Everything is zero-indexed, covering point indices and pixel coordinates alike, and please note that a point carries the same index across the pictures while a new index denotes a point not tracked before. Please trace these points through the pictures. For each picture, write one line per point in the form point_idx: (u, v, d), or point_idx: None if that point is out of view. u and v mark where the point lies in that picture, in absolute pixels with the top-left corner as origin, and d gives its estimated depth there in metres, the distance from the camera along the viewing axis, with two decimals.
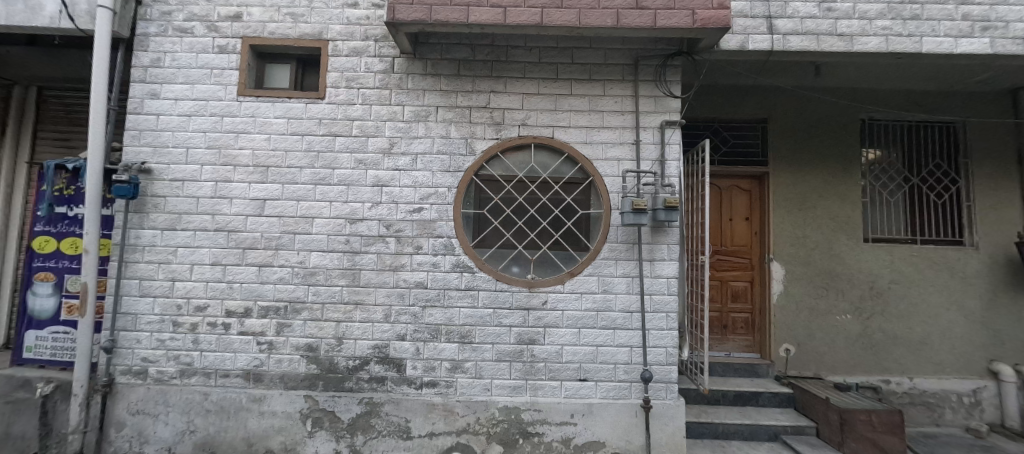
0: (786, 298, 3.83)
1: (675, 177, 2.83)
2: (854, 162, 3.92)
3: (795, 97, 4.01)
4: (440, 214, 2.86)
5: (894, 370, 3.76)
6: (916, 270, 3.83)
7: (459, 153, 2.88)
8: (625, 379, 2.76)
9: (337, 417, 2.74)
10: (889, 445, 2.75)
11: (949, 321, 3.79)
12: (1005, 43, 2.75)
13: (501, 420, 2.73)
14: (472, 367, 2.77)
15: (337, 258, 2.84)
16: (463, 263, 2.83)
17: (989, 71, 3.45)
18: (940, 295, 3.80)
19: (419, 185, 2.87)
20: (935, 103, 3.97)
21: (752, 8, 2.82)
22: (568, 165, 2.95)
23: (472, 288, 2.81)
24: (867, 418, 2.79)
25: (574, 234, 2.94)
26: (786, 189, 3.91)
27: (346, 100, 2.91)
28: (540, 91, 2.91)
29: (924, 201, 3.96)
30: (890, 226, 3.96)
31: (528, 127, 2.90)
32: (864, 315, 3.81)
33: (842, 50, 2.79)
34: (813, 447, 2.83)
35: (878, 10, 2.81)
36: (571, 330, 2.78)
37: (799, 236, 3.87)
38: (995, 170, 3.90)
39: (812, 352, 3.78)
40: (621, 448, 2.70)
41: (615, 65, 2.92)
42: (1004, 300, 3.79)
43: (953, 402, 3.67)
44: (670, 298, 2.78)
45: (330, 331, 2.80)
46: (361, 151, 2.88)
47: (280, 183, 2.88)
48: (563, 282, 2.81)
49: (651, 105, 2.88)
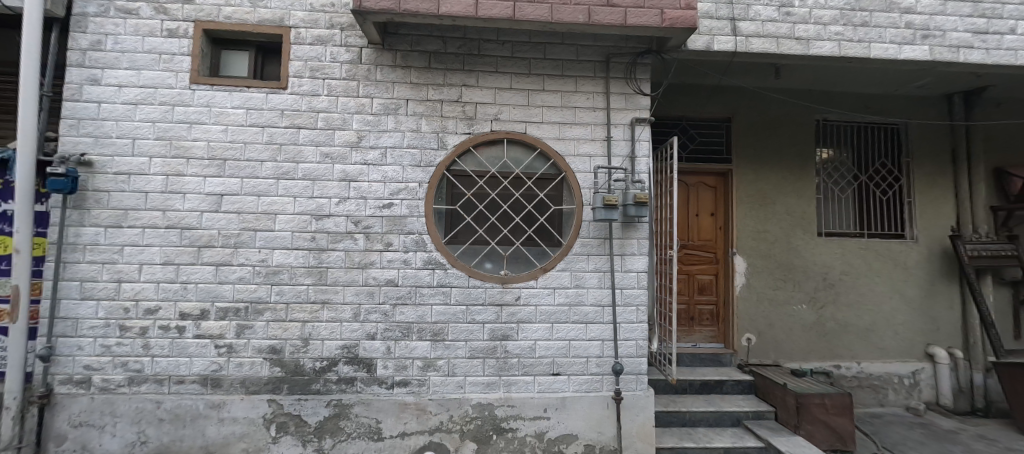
0: (748, 290, 4.00)
1: (644, 173, 2.89)
2: (809, 160, 4.14)
3: (758, 98, 4.18)
4: (411, 210, 2.80)
5: (845, 355, 4.01)
6: (864, 262, 4.09)
7: (430, 148, 2.83)
8: (597, 372, 2.80)
9: (304, 421, 2.65)
10: (841, 426, 2.94)
11: (893, 309, 4.08)
12: (942, 51, 2.97)
13: (476, 417, 2.71)
14: (445, 365, 2.74)
15: (302, 256, 2.73)
16: (435, 260, 2.78)
17: (927, 76, 3.73)
18: (885, 284, 4.09)
19: (389, 180, 2.80)
20: (882, 105, 4.25)
21: (717, 9, 2.91)
22: (541, 161, 2.95)
23: (445, 285, 2.77)
24: (821, 401, 2.97)
25: (547, 230, 2.95)
26: (749, 186, 4.08)
27: (310, 91, 2.79)
28: (512, 86, 2.88)
29: (871, 197, 4.23)
30: (842, 221, 4.21)
31: (500, 122, 2.87)
32: (818, 304, 4.04)
33: (799, 53, 2.92)
34: (772, 431, 2.99)
35: (832, 16, 2.96)
36: (544, 325, 2.79)
37: (761, 231, 4.05)
38: (933, 169, 4.23)
39: (772, 341, 3.98)
40: (593, 439, 2.75)
41: (587, 62, 2.93)
42: (941, 288, 4.12)
43: (895, 384, 3.97)
44: (640, 292, 2.85)
45: (295, 332, 2.69)
46: (328, 144, 2.77)
47: (239, 177, 2.72)
48: (537, 277, 2.81)
49: (622, 102, 2.93)
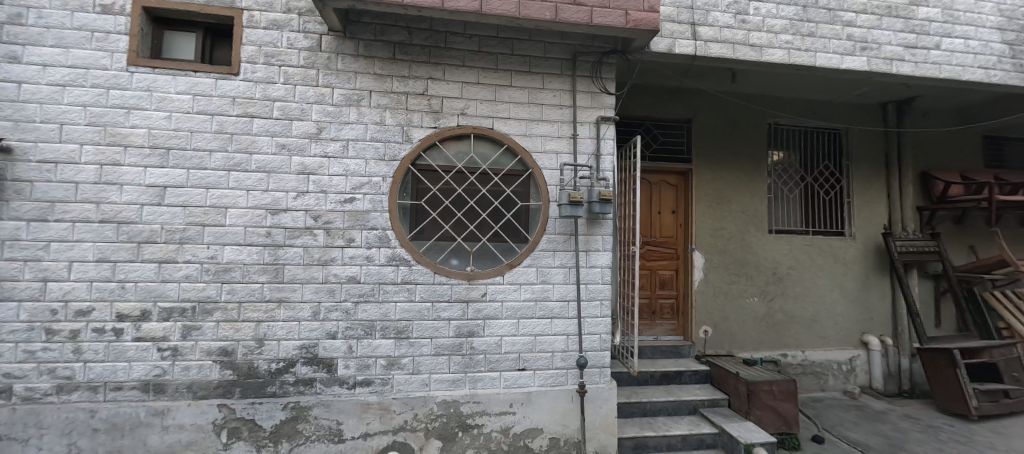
0: (705, 285, 4.19)
1: (609, 171, 2.94)
2: (762, 162, 4.38)
3: (716, 101, 4.38)
4: (374, 205, 2.72)
5: (791, 344, 4.29)
6: (809, 258, 4.39)
7: (394, 141, 2.75)
8: (562, 366, 2.84)
9: (258, 425, 2.52)
10: (786, 410, 3.15)
11: (833, 300, 4.40)
12: (878, 63, 3.23)
13: (441, 415, 2.68)
14: (409, 363, 2.69)
15: (257, 252, 2.59)
16: (399, 256, 2.72)
17: (865, 86, 4.05)
18: (827, 278, 4.40)
19: (351, 173, 2.70)
20: (826, 111, 4.56)
21: (678, 14, 3.01)
22: (508, 157, 2.94)
23: (409, 282, 2.72)
24: (770, 388, 3.16)
25: (514, 227, 2.95)
26: (707, 185, 4.27)
27: (264, 78, 2.64)
28: (479, 80, 2.86)
29: (816, 197, 4.53)
30: (790, 219, 4.49)
31: (467, 117, 2.84)
32: (768, 297, 4.30)
33: (753, 59, 3.08)
34: (725, 418, 3.15)
35: (782, 26, 3.13)
36: (510, 321, 2.80)
37: (717, 228, 4.25)
38: (869, 171, 4.59)
39: (727, 332, 4.20)
40: (558, 433, 2.80)
41: (554, 59, 2.95)
42: (875, 281, 4.49)
43: (835, 370, 4.29)
44: (604, 287, 2.92)
45: (248, 333, 2.55)
46: (284, 135, 2.64)
47: (184, 168, 2.54)
48: (503, 273, 2.81)
49: (588, 101, 2.97)
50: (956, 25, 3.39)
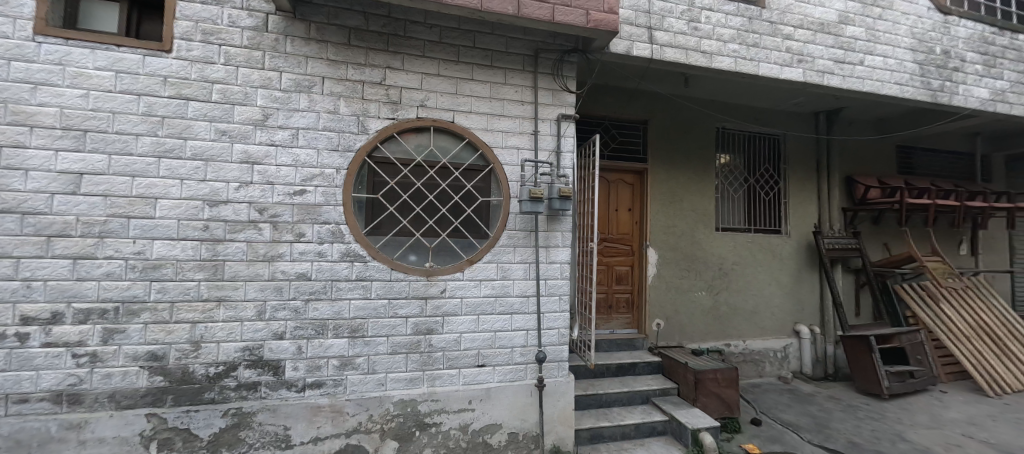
0: (658, 279, 4.38)
1: (569, 168, 2.99)
2: (710, 163, 4.64)
3: (670, 104, 4.57)
4: (326, 198, 2.58)
5: (734, 334, 4.59)
6: (751, 254, 4.71)
7: (349, 131, 2.63)
8: (521, 361, 2.86)
9: (193, 435, 2.33)
10: (728, 396, 3.38)
11: (770, 293, 4.76)
12: (812, 74, 3.51)
13: (397, 415, 2.61)
14: (364, 363, 2.59)
15: (192, 247, 2.38)
16: (354, 252, 2.61)
17: (800, 95, 4.40)
18: (766, 272, 4.75)
19: (301, 164, 2.55)
20: (767, 118, 4.90)
21: (637, 17, 3.10)
22: (468, 151, 2.89)
23: (364, 279, 2.62)
24: (714, 376, 3.38)
25: (474, 222, 2.91)
26: (661, 184, 4.46)
27: (201, 57, 2.42)
28: (439, 72, 2.79)
29: (758, 197, 4.87)
30: (735, 217, 4.79)
31: (426, 109, 2.77)
32: (714, 290, 4.57)
33: (704, 65, 3.25)
34: (674, 405, 3.32)
35: (730, 35, 3.32)
36: (469, 317, 2.77)
37: (670, 225, 4.45)
38: (803, 174, 5.00)
39: (677, 325, 4.41)
40: (516, 427, 2.81)
41: (516, 54, 2.94)
42: (806, 275, 4.91)
43: (771, 357, 4.65)
44: (563, 282, 2.96)
45: (183, 335, 2.34)
46: (224, 120, 2.44)
47: (105, 153, 2.28)
48: (463, 269, 2.78)
49: (549, 98, 2.99)
50: (877, 44, 3.75)
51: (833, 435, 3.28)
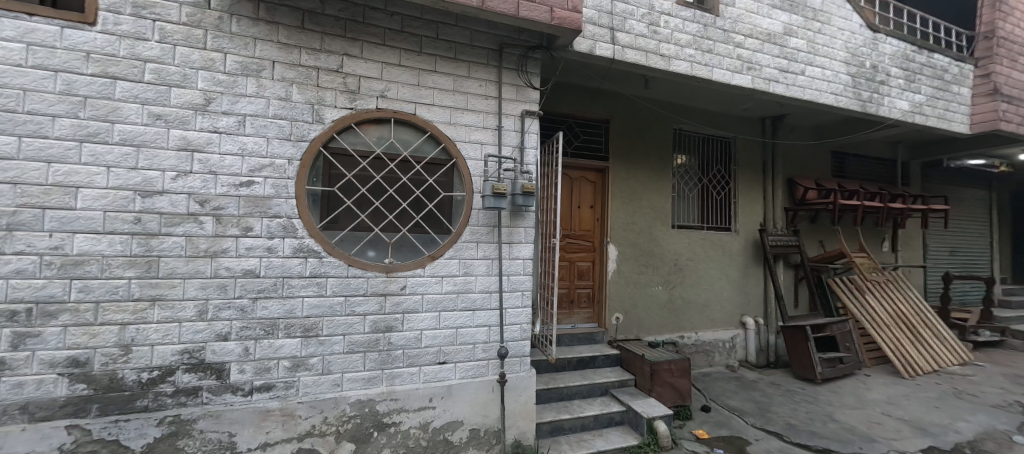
0: (617, 275, 4.51)
1: (533, 165, 2.99)
2: (667, 163, 4.83)
3: (631, 104, 4.71)
4: (277, 190, 2.43)
5: (687, 327, 4.83)
6: (703, 250, 4.97)
7: (302, 120, 2.49)
8: (482, 357, 2.85)
9: (123, 447, 2.13)
10: (681, 385, 3.55)
11: (720, 287, 5.04)
12: (759, 82, 3.73)
13: (354, 415, 2.52)
14: (318, 363, 2.48)
15: (121, 242, 2.16)
16: (307, 247, 2.48)
17: (749, 101, 4.68)
18: (716, 267, 5.03)
19: (248, 153, 2.38)
20: (720, 121, 5.18)
21: (599, 17, 3.15)
22: (431, 144, 2.83)
23: (319, 275, 2.50)
24: (669, 367, 3.53)
25: (435, 217, 2.85)
26: (622, 183, 4.58)
27: (132, 33, 2.20)
28: (401, 62, 2.70)
29: (710, 196, 5.13)
30: (689, 215, 5.02)
31: (387, 100, 2.68)
32: (670, 285, 4.77)
33: (662, 68, 3.36)
34: (631, 396, 3.44)
35: (687, 40, 3.46)
36: (431, 314, 2.72)
37: (629, 222, 4.59)
38: (751, 176, 5.31)
39: (635, 318, 4.57)
40: (478, 424, 2.80)
41: (480, 48, 2.91)
42: (752, 271, 5.24)
43: (720, 348, 4.93)
44: (526, 278, 2.97)
45: (110, 339, 2.13)
46: (160, 104, 2.24)
47: (14, 135, 2.01)
48: (424, 265, 2.72)
49: (513, 94, 2.98)
50: (817, 56, 4.05)
51: (773, 418, 3.53)
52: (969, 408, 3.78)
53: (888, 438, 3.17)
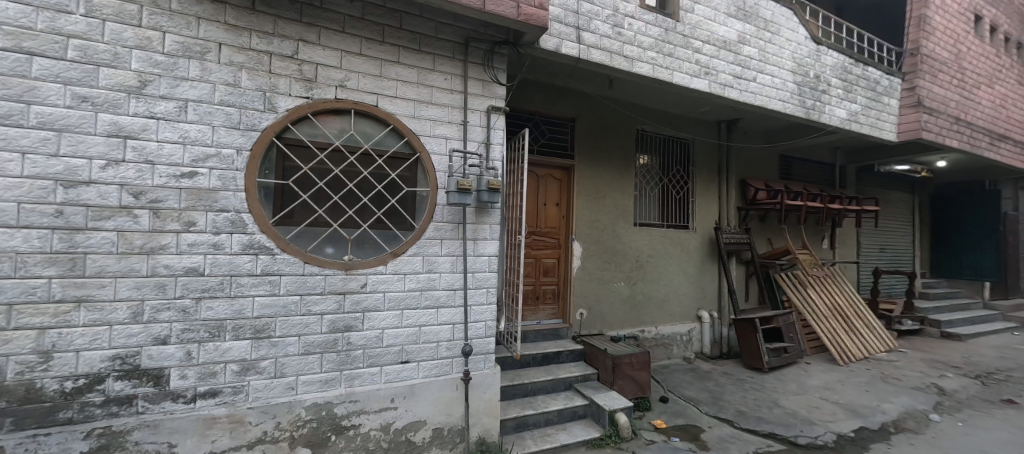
0: (582, 271, 4.60)
1: (498, 161, 2.97)
2: (630, 163, 4.97)
3: (596, 104, 4.79)
4: (224, 182, 2.27)
5: (647, 321, 5.00)
6: (663, 247, 5.16)
7: (253, 107, 2.34)
8: (446, 356, 2.80)
9: None
10: (641, 378, 3.67)
11: (678, 282, 5.26)
12: (716, 86, 3.91)
13: (310, 419, 2.42)
14: (270, 366, 2.34)
15: (39, 237, 1.94)
16: (259, 243, 2.34)
17: (706, 105, 4.89)
18: (675, 264, 5.24)
19: (190, 142, 2.21)
20: (679, 124, 5.38)
21: (565, 16, 3.18)
22: (393, 138, 2.74)
23: (271, 273, 2.36)
24: (629, 360, 3.64)
25: (398, 213, 2.77)
26: (587, 181, 4.67)
27: (53, 4, 1.97)
28: (362, 51, 2.60)
29: (670, 196, 5.33)
30: (650, 214, 5.20)
31: (346, 90, 2.56)
32: (631, 281, 4.92)
33: (626, 69, 3.44)
34: (594, 390, 3.52)
35: (649, 43, 3.56)
36: (393, 312, 2.65)
37: (594, 220, 4.69)
38: (707, 176, 5.57)
39: (598, 314, 4.68)
40: (441, 423, 2.77)
41: (446, 41, 2.85)
42: (708, 267, 5.51)
43: (678, 341, 5.14)
44: (490, 275, 2.95)
45: (26, 345, 1.91)
46: (86, 84, 2.02)
47: None
48: (386, 262, 2.64)
49: (479, 88, 2.94)
50: (767, 64, 4.29)
51: (725, 406, 3.73)
52: (893, 390, 4.17)
53: (824, 421, 3.43)
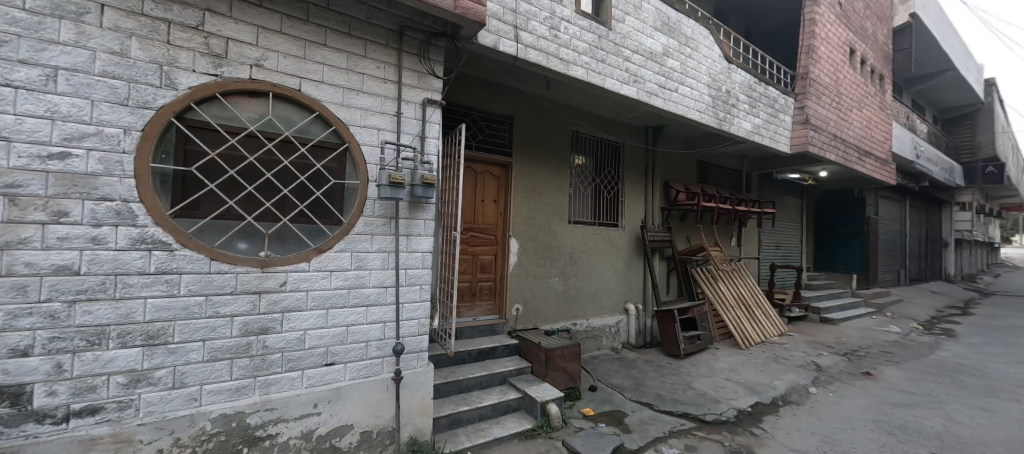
0: (517, 267, 4.67)
1: (433, 155, 2.91)
2: (566, 163, 5.14)
3: (534, 103, 4.88)
4: (106, 166, 1.96)
5: (579, 314, 5.23)
6: (595, 244, 5.42)
7: (146, 82, 2.05)
8: (376, 356, 2.69)
9: None
10: (571, 369, 3.84)
11: (608, 277, 5.57)
12: (643, 94, 4.19)
13: (217, 432, 2.19)
14: (168, 376, 2.08)
15: None
16: (154, 238, 2.06)
17: (635, 111, 5.22)
18: (605, 259, 5.53)
19: (62, 117, 1.88)
20: (611, 127, 5.68)
21: (503, 14, 3.19)
22: (319, 126, 2.56)
23: (169, 271, 2.09)
24: (561, 352, 3.79)
25: (324, 206, 2.60)
26: (524, 179, 4.75)
27: None
28: (282, 29, 2.39)
29: (601, 195, 5.63)
30: (583, 212, 5.44)
31: (263, 70, 2.34)
32: (565, 276, 5.11)
33: (562, 71, 3.55)
34: (527, 382, 3.61)
35: (583, 48, 3.71)
36: (317, 312, 2.48)
37: (530, 217, 4.79)
38: (635, 178, 5.96)
39: (533, 309, 4.79)
40: (370, 425, 2.66)
41: (378, 27, 2.72)
42: (635, 262, 5.90)
43: (607, 332, 5.45)
44: (424, 272, 2.89)
45: None
46: None
47: None
48: (310, 259, 2.46)
49: (414, 79, 2.85)
50: (687, 77, 4.69)
51: (646, 391, 4.03)
52: (782, 368, 4.80)
53: (727, 398, 3.86)
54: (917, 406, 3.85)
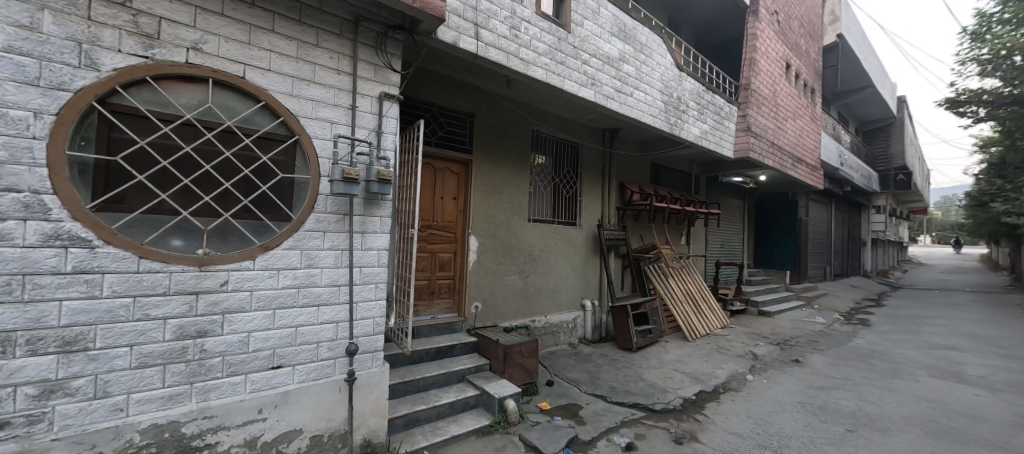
0: (477, 265, 4.68)
1: (390, 150, 2.84)
2: (526, 162, 5.20)
3: (495, 102, 4.89)
4: (11, 153, 1.75)
5: (538, 311, 5.32)
6: (554, 242, 5.53)
7: (61, 61, 1.84)
8: (328, 357, 2.60)
9: None
10: (529, 365, 3.90)
11: (566, 274, 5.70)
12: (600, 96, 4.32)
13: (147, 444, 2.03)
14: (88, 386, 1.90)
15: None
16: (71, 234, 1.86)
17: (593, 113, 5.38)
18: (563, 257, 5.67)
19: None
20: (570, 128, 5.81)
21: (464, 11, 3.18)
22: (266, 116, 2.43)
23: (90, 271, 1.90)
24: (519, 349, 3.84)
25: (272, 201, 2.47)
26: (484, 177, 4.76)
27: None
28: (224, 11, 2.24)
29: (560, 194, 5.75)
30: (542, 210, 5.53)
31: (201, 54, 2.18)
32: (524, 273, 5.17)
33: (521, 71, 3.59)
34: (485, 379, 3.63)
35: (543, 49, 3.77)
36: (262, 313, 2.36)
37: (490, 215, 4.80)
38: (593, 178, 6.14)
39: (493, 306, 4.82)
40: (321, 429, 2.57)
41: (331, 15, 2.62)
42: (591, 260, 6.08)
43: (565, 328, 5.59)
44: (380, 270, 2.82)
45: None
46: None
47: None
48: (254, 257, 2.33)
49: (369, 72, 2.76)
50: (642, 82, 4.90)
51: (600, 384, 4.18)
52: (724, 359, 5.15)
53: (674, 388, 4.09)
54: (837, 388, 4.28)
